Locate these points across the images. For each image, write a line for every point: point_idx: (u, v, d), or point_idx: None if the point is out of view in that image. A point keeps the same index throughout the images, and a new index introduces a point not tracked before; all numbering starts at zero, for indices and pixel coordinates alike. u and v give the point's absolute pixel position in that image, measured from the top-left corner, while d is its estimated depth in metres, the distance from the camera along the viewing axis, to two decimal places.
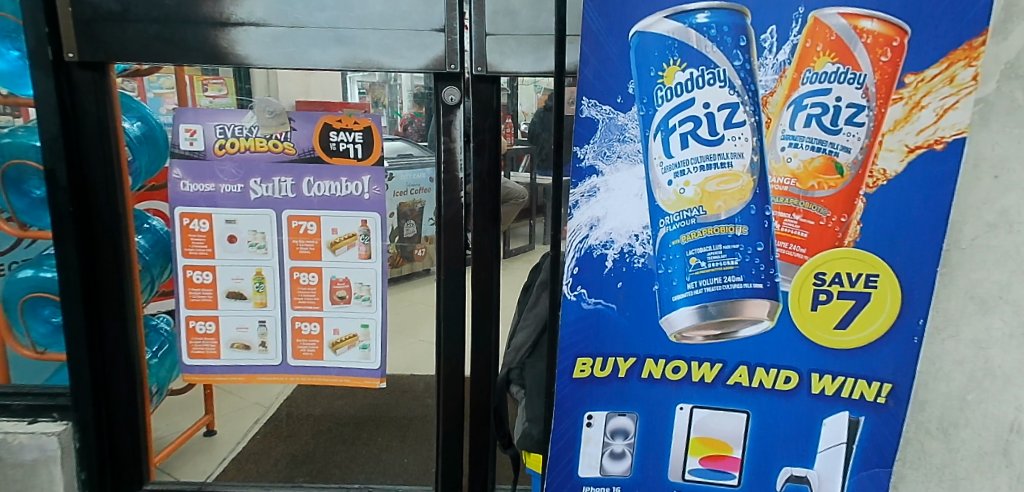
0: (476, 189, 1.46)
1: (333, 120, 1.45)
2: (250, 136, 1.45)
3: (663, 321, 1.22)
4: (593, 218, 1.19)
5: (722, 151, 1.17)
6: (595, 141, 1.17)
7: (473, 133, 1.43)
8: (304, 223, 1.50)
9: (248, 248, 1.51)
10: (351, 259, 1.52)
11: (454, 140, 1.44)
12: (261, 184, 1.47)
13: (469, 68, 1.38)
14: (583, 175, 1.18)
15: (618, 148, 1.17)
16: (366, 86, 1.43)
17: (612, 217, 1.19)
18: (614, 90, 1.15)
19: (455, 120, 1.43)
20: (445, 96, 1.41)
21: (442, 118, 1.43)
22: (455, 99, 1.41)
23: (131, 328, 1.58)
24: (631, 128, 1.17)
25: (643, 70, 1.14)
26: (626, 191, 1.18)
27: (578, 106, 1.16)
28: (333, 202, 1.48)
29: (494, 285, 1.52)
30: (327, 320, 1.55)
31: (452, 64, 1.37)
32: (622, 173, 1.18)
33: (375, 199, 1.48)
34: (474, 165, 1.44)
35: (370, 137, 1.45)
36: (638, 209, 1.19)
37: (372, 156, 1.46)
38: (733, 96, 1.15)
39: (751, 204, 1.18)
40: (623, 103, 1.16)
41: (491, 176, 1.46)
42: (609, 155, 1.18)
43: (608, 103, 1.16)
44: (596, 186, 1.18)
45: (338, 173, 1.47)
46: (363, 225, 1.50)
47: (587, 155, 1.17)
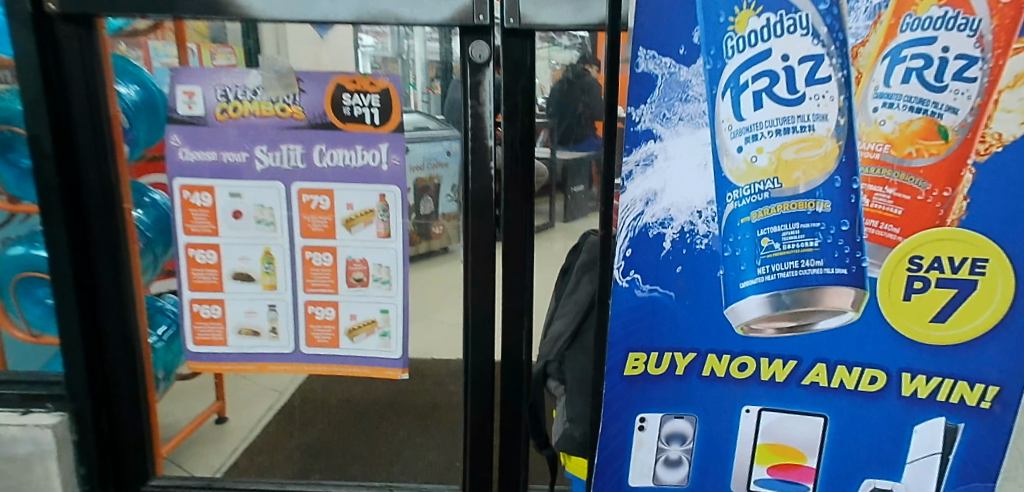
0: (507, 159, 1.29)
1: (345, 81, 1.28)
2: (255, 100, 1.29)
3: (729, 311, 1.06)
4: (649, 193, 1.01)
5: (803, 113, 0.99)
6: (653, 100, 0.99)
7: (503, 95, 1.26)
8: (316, 197, 1.34)
9: (256, 225, 1.36)
10: (370, 238, 1.36)
11: (483, 104, 1.26)
12: (267, 152, 1.31)
13: (500, 19, 1.21)
14: (638, 141, 1.00)
15: (680, 109, 1.00)
16: (377, 61, 1.27)
17: (671, 190, 1.02)
18: (676, 39, 0.98)
19: (484, 82, 1.25)
20: (473, 54, 1.23)
21: (468, 78, 1.25)
22: (485, 58, 1.24)
23: (132, 316, 1.44)
24: (695, 87, 0.99)
25: (710, 16, 0.96)
26: (688, 161, 1.01)
27: (632, 59, 0.98)
28: (348, 175, 1.33)
29: (529, 269, 1.36)
30: (343, 304, 1.41)
31: (482, 15, 1.20)
32: (683, 138, 1.01)
33: (395, 170, 1.32)
34: (505, 136, 1.28)
35: (387, 101, 1.28)
36: (702, 181, 1.02)
37: (390, 123, 1.30)
38: (817, 47, 0.97)
39: (836, 175, 1.00)
40: (687, 55, 0.98)
41: (526, 146, 1.29)
42: (669, 118, 1.00)
43: (668, 56, 0.98)
44: (654, 155, 1.00)
45: (352, 140, 1.31)
46: (381, 200, 1.34)
47: (644, 118, 1.00)
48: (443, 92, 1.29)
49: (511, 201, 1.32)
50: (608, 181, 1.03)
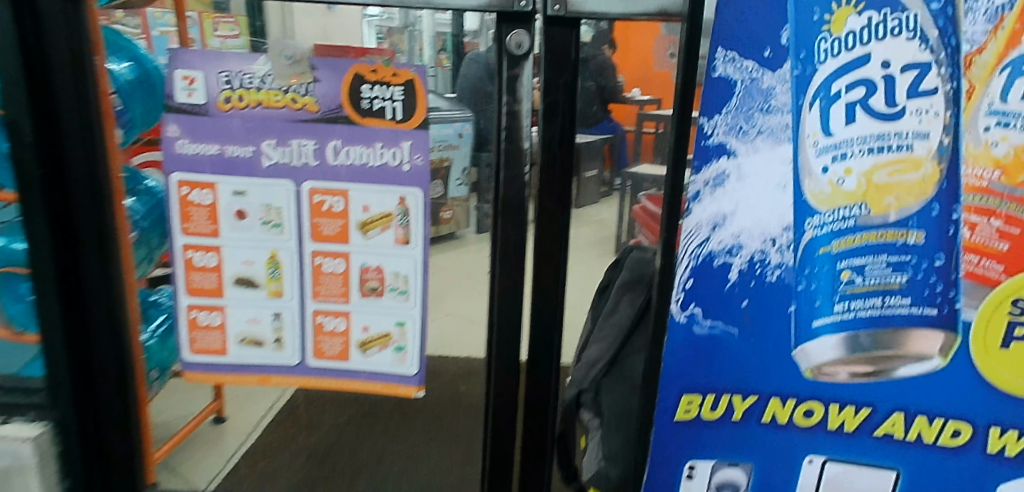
0: (545, 163, 1.16)
1: (365, 71, 1.14)
2: (264, 88, 1.15)
3: (798, 352, 0.93)
4: (716, 218, 0.91)
5: (901, 129, 0.85)
6: (729, 110, 0.87)
7: (543, 91, 1.12)
8: (328, 198, 1.21)
9: (261, 227, 1.22)
10: (387, 244, 1.24)
11: (520, 101, 1.13)
12: (276, 147, 1.18)
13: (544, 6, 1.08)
14: (709, 156, 0.89)
15: (759, 122, 0.87)
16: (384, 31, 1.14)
17: (743, 213, 0.90)
18: (761, 39, 0.85)
19: (522, 76, 1.12)
20: (511, 45, 1.11)
21: (504, 71, 1.12)
22: (525, 50, 1.11)
23: (123, 323, 1.30)
24: (779, 95, 0.86)
25: (802, 14, 0.83)
26: (764, 182, 0.89)
27: (709, 62, 0.86)
28: (364, 174, 1.19)
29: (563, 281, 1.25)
30: (355, 315, 1.27)
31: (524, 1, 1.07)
32: (759, 155, 0.88)
33: (417, 171, 1.19)
34: (542, 135, 1.14)
35: (411, 94, 1.15)
36: (778, 205, 0.89)
37: (414, 119, 1.16)
38: (925, 53, 0.83)
39: (933, 202, 0.87)
40: (770, 59, 0.85)
41: (566, 149, 1.16)
42: (745, 133, 0.88)
43: (750, 59, 0.85)
44: (725, 173, 0.89)
45: (370, 136, 1.17)
46: (401, 203, 1.21)
47: (718, 130, 0.88)
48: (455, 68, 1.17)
49: (543, 209, 1.19)
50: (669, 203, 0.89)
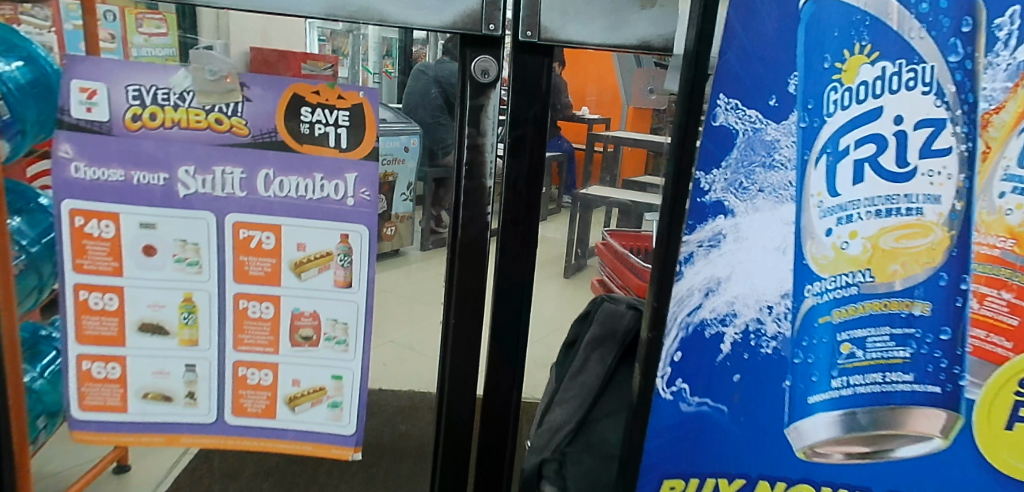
0: (508, 200, 1.09)
1: (306, 92, 1.00)
2: (183, 107, 0.98)
3: (791, 432, 0.84)
4: (710, 282, 0.82)
5: (910, 192, 0.78)
6: (729, 164, 0.79)
7: (510, 124, 1.04)
8: (256, 233, 1.05)
9: (174, 265, 1.05)
10: (325, 287, 1.08)
11: (483, 134, 1.04)
12: (195, 175, 1.01)
13: (515, 32, 0.97)
14: (705, 214, 0.80)
15: (761, 178, 0.79)
16: (327, 34, 1.02)
17: (740, 278, 0.82)
18: (765, 87, 0.76)
19: (486, 106, 1.02)
20: (474, 72, 1.00)
21: (468, 101, 1.02)
22: (492, 78, 1.01)
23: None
24: (783, 151, 0.78)
25: (809, 61, 0.75)
26: (763, 244, 0.80)
27: (710, 110, 0.77)
28: (300, 208, 1.04)
29: (524, 324, 1.18)
30: (284, 367, 1.11)
31: (492, 24, 0.95)
32: (759, 213, 0.80)
33: (363, 206, 1.05)
34: (508, 171, 1.07)
35: (360, 120, 1.01)
36: (778, 269, 0.81)
37: (361, 148, 1.02)
38: (940, 109, 0.76)
39: (941, 271, 0.80)
40: (773, 110, 0.77)
41: (531, 187, 1.09)
42: (745, 190, 0.79)
43: (754, 107, 0.77)
44: (723, 234, 0.81)
45: (310, 166, 1.02)
46: (343, 241, 1.06)
47: (716, 186, 0.79)
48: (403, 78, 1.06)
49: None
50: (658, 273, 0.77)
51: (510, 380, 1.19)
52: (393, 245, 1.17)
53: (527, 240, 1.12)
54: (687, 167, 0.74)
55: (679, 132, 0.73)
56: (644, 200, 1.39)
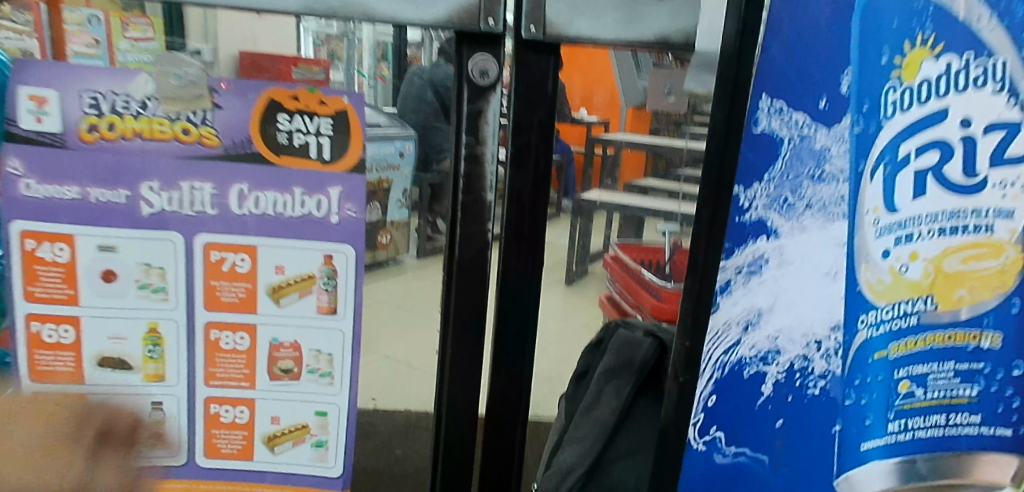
0: (510, 215, 0.98)
1: (284, 97, 0.89)
2: (144, 116, 0.87)
3: (844, 481, 0.93)
4: (759, 308, 0.90)
5: (980, 205, 0.86)
6: (771, 179, 0.86)
7: (512, 131, 0.94)
8: (229, 255, 0.94)
9: (137, 292, 0.93)
10: (306, 313, 0.97)
11: (483, 142, 0.93)
12: (159, 191, 0.90)
13: (517, 28, 0.87)
14: (744, 232, 0.87)
15: (805, 192, 0.86)
16: (322, 38, 0.89)
17: (784, 312, 0.90)
18: (816, 89, 0.82)
19: (486, 111, 0.91)
20: (472, 73, 0.89)
21: (465, 106, 0.91)
22: (492, 80, 0.90)
23: None
24: (834, 164, 0.85)
25: (860, 66, 0.80)
26: (810, 273, 0.88)
27: (753, 115, 0.83)
28: (279, 227, 0.93)
29: (529, 349, 1.09)
30: (262, 403, 1.00)
31: (492, 18, 0.85)
32: (804, 236, 0.87)
33: (348, 224, 0.94)
34: (511, 183, 0.96)
35: (345, 128, 0.90)
36: (824, 302, 0.89)
37: (345, 161, 0.91)
38: (1013, 111, 0.84)
39: (1012, 297, 0.91)
40: (821, 114, 0.83)
41: (535, 201, 0.98)
42: (788, 209, 0.87)
43: (802, 109, 0.83)
44: (788, 261, 0.88)
45: (289, 180, 0.91)
46: (327, 262, 0.95)
47: (756, 203, 0.86)
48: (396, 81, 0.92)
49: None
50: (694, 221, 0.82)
51: (514, 404, 1.11)
52: (388, 255, 0.99)
53: (531, 258, 1.03)
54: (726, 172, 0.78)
55: (720, 135, 0.77)
56: (647, 204, 1.14)
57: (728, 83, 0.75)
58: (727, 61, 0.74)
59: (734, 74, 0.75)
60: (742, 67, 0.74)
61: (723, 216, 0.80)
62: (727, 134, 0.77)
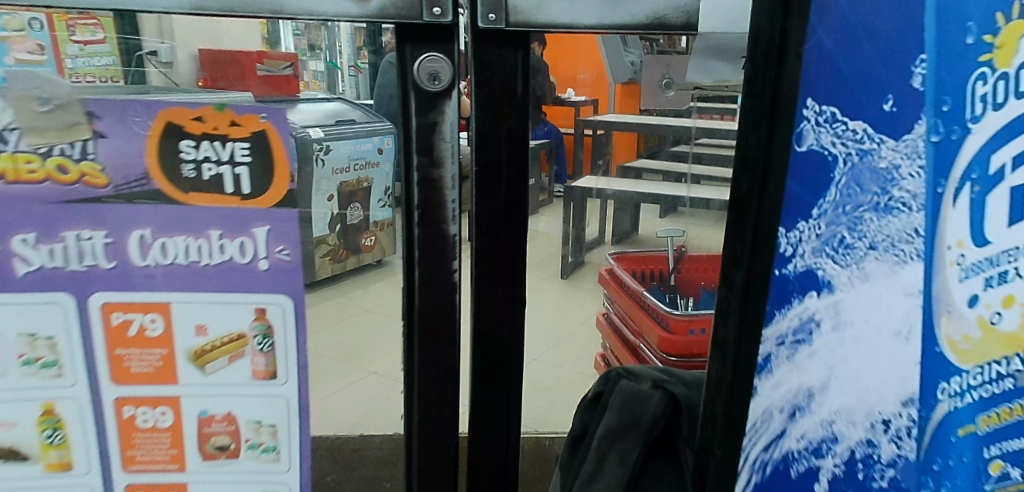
0: (482, 248, 0.78)
1: (186, 119, 0.70)
2: (4, 152, 0.68)
3: None
4: (811, 384, 0.91)
5: None
6: (824, 212, 0.84)
7: (475, 144, 0.74)
8: (136, 316, 0.76)
9: (22, 370, 0.76)
10: (239, 380, 0.80)
11: (440, 163, 0.72)
12: (36, 244, 0.71)
13: (472, 13, 0.67)
14: (801, 288, 0.87)
15: (860, 232, 0.85)
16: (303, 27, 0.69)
17: (852, 381, 0.91)
18: (879, 91, 0.79)
19: (442, 124, 0.70)
20: (419, 77, 0.68)
21: (413, 120, 0.70)
22: (445, 84, 0.69)
23: None
24: (906, 188, 0.82)
25: (939, 57, 0.77)
26: (868, 301, 0.87)
27: (798, 129, 0.80)
28: (196, 278, 0.76)
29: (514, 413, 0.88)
30: (194, 486, 0.84)
31: (439, 7, 0.65)
32: (855, 290, 0.87)
33: (280, 271, 0.77)
34: (479, 210, 0.76)
35: (264, 153, 0.72)
36: (888, 371, 0.89)
37: (271, 193, 0.74)
38: None
39: None
40: (880, 122, 0.80)
41: (512, 230, 0.79)
42: (845, 257, 0.85)
43: (858, 124, 0.80)
44: (846, 320, 0.88)
45: (203, 222, 0.74)
46: (258, 317, 0.78)
47: (805, 253, 0.85)
48: (374, 70, 0.70)
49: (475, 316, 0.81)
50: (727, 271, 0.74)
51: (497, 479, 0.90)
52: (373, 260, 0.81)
53: (511, 297, 0.82)
54: (767, 209, 0.70)
55: (757, 167, 0.69)
56: (646, 187, 1.00)
57: (764, 119, 0.67)
58: (762, 76, 0.66)
59: (774, 88, 0.66)
60: (781, 86, 0.66)
61: (764, 256, 0.72)
62: (764, 167, 0.69)
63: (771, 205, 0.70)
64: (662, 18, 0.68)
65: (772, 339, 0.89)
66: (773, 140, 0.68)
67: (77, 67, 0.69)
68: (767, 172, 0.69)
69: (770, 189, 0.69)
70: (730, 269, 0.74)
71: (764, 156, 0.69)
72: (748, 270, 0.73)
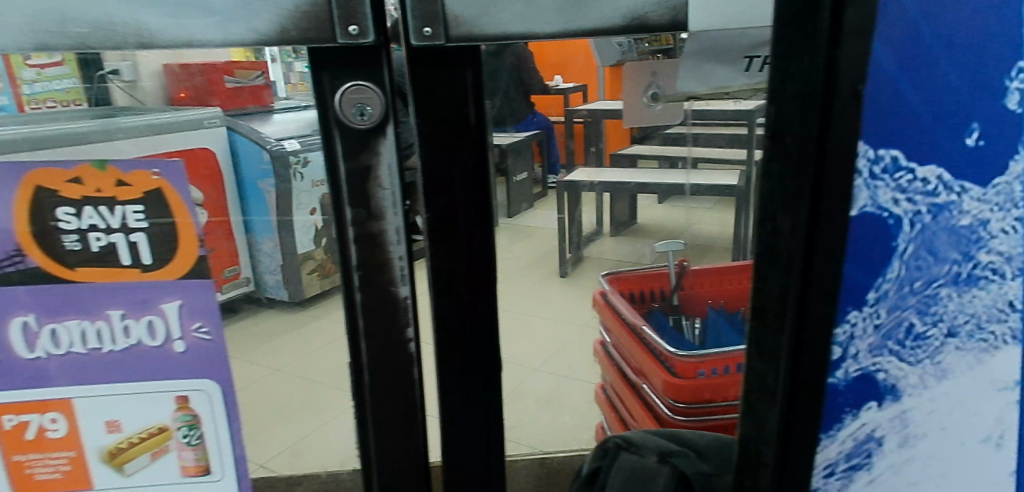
0: (443, 309, 0.65)
1: (58, 182, 0.57)
2: None
3: None
4: None
5: None
6: (890, 301, 0.75)
7: (423, 187, 0.60)
8: (32, 418, 0.64)
9: None
10: (166, 479, 0.68)
11: (381, 215, 0.58)
12: None
13: (405, 29, 0.53)
14: (872, 383, 0.79)
15: (934, 317, 0.76)
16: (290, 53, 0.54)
17: (939, 466, 0.83)
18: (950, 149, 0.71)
19: (378, 169, 0.56)
20: (344, 113, 0.55)
21: (343, 167, 0.56)
22: (376, 120, 0.55)
23: None
24: (996, 250, 0.74)
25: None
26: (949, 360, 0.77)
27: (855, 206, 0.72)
28: (98, 366, 0.63)
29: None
30: None
31: (356, 25, 0.51)
32: (930, 391, 0.79)
33: (200, 354, 0.63)
34: (436, 264, 0.63)
35: (162, 213, 0.58)
36: (981, 457, 0.82)
37: (176, 262, 0.60)
38: None
39: None
40: (961, 168, 0.72)
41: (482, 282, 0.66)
42: (914, 351, 0.78)
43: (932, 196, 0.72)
44: (915, 433, 0.82)
45: (97, 301, 0.60)
46: (181, 406, 0.65)
47: (865, 349, 0.77)
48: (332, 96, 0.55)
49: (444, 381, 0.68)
50: (753, 410, 0.63)
51: None
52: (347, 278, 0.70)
53: (485, 356, 0.68)
54: (809, 313, 0.60)
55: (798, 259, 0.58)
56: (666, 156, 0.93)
57: (805, 197, 0.57)
58: (803, 140, 0.55)
59: (821, 157, 0.56)
60: (825, 147, 0.55)
61: (809, 360, 0.61)
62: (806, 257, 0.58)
63: (815, 305, 0.60)
64: (643, 18, 0.54)
65: (822, 466, 0.83)
66: (816, 220, 0.57)
67: (37, 92, 0.72)
68: (807, 269, 0.59)
69: (812, 293, 0.59)
70: (756, 395, 0.63)
71: (801, 248, 0.58)
72: (783, 408, 0.62)
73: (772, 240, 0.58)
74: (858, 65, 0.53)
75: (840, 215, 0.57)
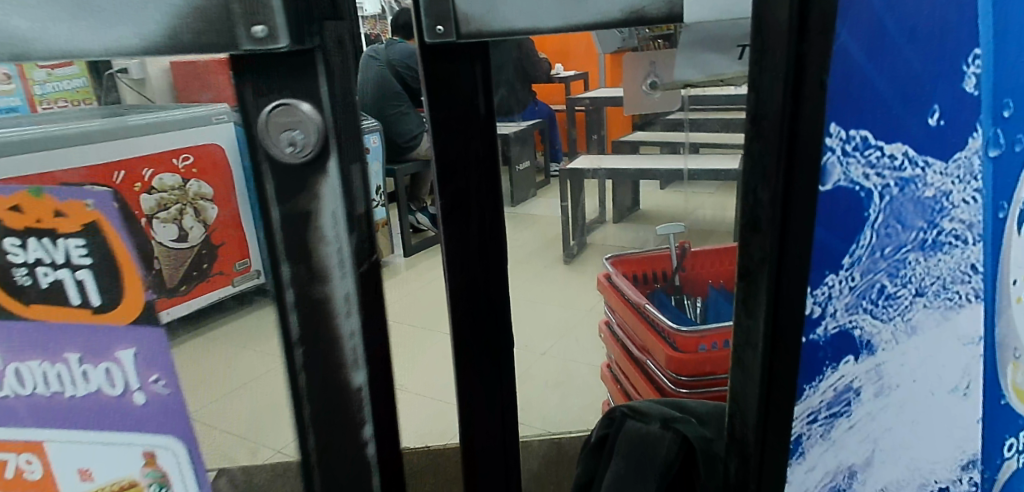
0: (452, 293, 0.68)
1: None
2: None
3: None
4: (854, 464, 0.88)
5: None
6: (863, 260, 0.80)
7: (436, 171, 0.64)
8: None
9: None
10: None
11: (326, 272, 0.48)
12: None
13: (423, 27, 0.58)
14: (851, 339, 0.82)
15: (902, 278, 0.81)
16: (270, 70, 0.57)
17: (914, 419, 0.87)
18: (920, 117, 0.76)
19: (319, 214, 0.46)
20: (271, 139, 0.44)
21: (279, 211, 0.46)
22: (310, 152, 0.45)
23: None
24: (958, 217, 0.81)
25: (990, 55, 0.76)
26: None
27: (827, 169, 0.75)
28: (43, 413, 0.51)
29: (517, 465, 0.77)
30: None
31: (262, 23, 0.41)
32: (903, 346, 0.84)
33: (170, 405, 0.52)
34: (449, 246, 0.66)
35: (112, 251, 0.48)
36: (947, 407, 0.87)
37: (128, 298, 0.49)
38: None
39: None
40: (928, 138, 0.77)
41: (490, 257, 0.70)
42: (886, 310, 0.82)
43: (901, 162, 0.77)
44: (890, 384, 0.85)
45: (47, 339, 0.50)
46: (149, 462, 0.53)
47: (842, 308, 0.80)
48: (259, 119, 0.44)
49: (459, 361, 0.71)
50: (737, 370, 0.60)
51: None
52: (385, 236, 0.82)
53: (494, 332, 0.72)
54: (785, 295, 0.57)
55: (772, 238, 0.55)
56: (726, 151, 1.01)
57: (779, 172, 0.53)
58: (772, 121, 0.52)
59: (791, 136, 0.52)
60: (798, 129, 0.52)
61: (787, 331, 0.58)
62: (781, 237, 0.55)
63: (788, 288, 0.57)
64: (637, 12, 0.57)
65: (804, 415, 0.84)
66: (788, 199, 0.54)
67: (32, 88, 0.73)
68: (782, 245, 0.56)
69: (787, 267, 0.56)
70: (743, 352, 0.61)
71: (778, 223, 0.55)
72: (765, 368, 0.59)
73: (752, 211, 0.56)
74: (825, 59, 0.50)
75: (812, 190, 0.54)
